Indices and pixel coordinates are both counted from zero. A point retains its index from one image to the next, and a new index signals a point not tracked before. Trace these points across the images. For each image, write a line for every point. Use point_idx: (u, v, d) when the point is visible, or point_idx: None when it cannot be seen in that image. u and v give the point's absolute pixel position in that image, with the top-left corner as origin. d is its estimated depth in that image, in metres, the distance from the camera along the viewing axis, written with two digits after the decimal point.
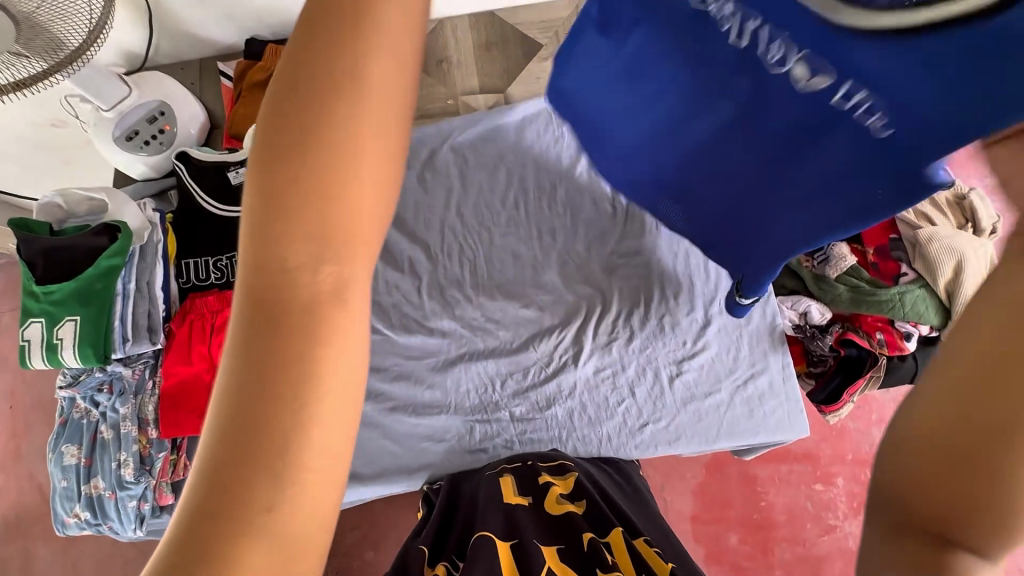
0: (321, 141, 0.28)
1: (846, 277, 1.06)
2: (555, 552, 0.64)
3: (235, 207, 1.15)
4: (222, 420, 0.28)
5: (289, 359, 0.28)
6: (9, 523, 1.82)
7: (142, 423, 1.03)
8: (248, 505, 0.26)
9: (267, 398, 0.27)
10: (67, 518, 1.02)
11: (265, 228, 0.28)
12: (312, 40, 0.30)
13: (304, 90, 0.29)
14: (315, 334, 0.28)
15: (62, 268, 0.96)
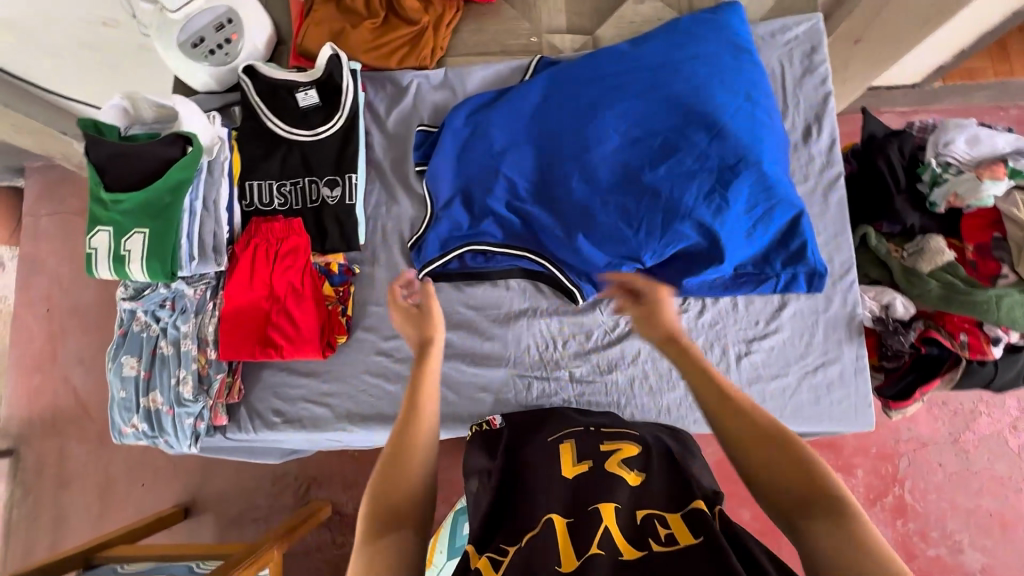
0: (395, 467, 0.71)
1: (941, 273, 1.00)
2: (611, 515, 0.67)
3: (304, 131, 1.09)
4: (372, 523, 0.66)
5: (400, 500, 0.68)
6: (47, 421, 1.95)
7: (201, 343, 1.02)
8: (385, 528, 0.65)
9: (394, 476, 0.70)
10: (125, 427, 1.03)
11: (389, 498, 0.68)
12: (397, 454, 0.73)
13: (399, 458, 0.72)
14: (410, 462, 0.72)
15: (131, 177, 0.91)
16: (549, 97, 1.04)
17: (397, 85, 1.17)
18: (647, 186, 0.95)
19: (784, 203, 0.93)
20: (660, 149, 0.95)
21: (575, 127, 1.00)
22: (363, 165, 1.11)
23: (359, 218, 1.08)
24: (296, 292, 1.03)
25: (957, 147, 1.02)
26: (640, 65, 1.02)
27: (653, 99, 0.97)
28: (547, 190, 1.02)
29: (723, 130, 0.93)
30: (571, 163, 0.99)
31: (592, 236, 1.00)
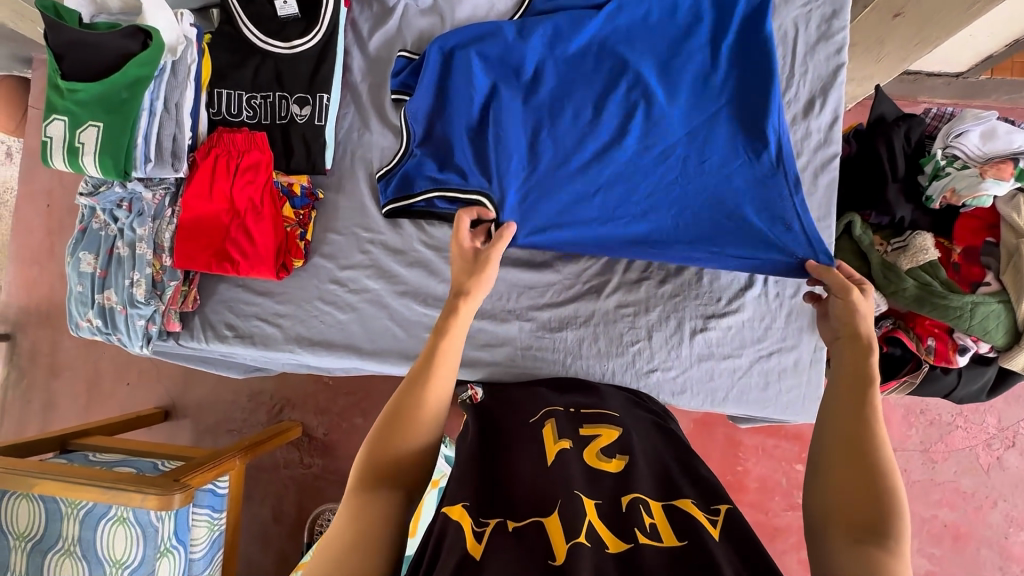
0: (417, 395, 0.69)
1: (919, 272, 0.94)
2: (592, 507, 0.67)
3: (279, 43, 1.05)
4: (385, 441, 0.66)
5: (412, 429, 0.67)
6: (42, 312, 2.02)
7: (157, 249, 1.03)
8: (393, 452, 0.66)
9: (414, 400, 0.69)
10: (81, 321, 1.05)
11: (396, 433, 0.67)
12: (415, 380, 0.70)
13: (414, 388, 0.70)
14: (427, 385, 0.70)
15: (86, 66, 0.89)
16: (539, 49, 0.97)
17: (383, 5, 1.10)
18: (621, 166, 0.96)
19: (746, 211, 0.92)
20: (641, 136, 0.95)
21: (566, 90, 0.96)
22: (338, 87, 1.07)
23: (327, 141, 1.05)
24: (254, 209, 1.02)
25: (968, 138, 0.93)
26: (640, 26, 0.95)
27: (649, 76, 0.95)
28: (519, 158, 0.97)
29: (706, 124, 0.94)
30: (552, 129, 0.96)
31: (551, 208, 0.97)
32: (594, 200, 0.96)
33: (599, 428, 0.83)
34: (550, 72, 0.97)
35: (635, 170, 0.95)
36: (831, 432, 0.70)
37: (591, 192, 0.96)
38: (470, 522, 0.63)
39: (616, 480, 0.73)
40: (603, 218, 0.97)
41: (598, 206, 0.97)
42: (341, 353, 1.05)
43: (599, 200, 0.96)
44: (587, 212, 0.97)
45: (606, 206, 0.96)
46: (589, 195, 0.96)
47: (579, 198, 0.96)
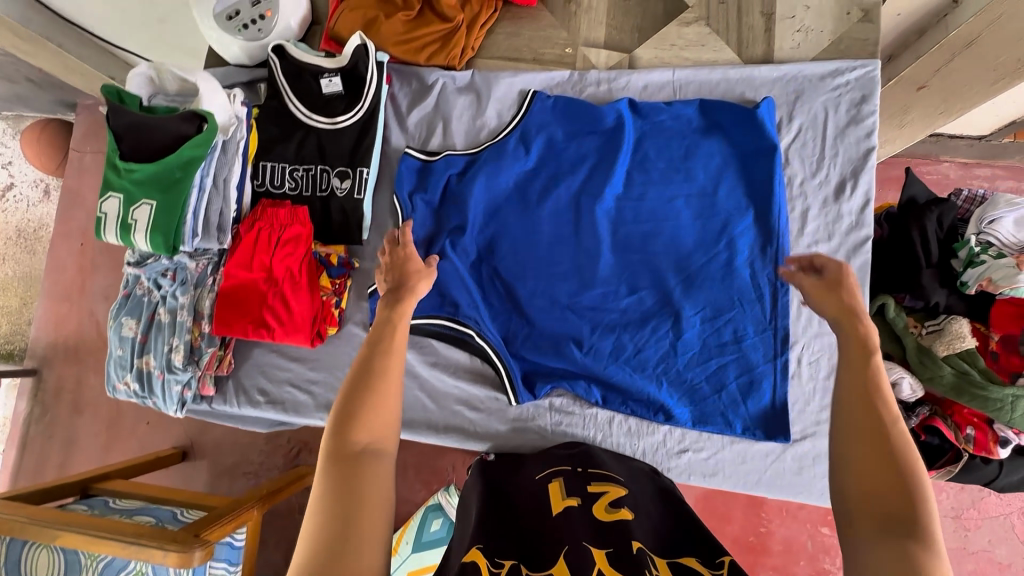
0: (379, 365, 0.72)
1: (957, 360, 0.93)
2: (602, 556, 0.62)
3: (322, 118, 1.09)
4: (340, 426, 0.66)
5: (369, 407, 0.68)
6: (70, 347, 2.06)
7: (197, 315, 1.06)
8: (351, 445, 0.65)
9: (374, 365, 0.72)
10: (118, 383, 1.07)
11: (354, 411, 0.67)
12: (376, 352, 0.73)
13: (369, 367, 0.72)
14: (386, 351, 0.74)
15: (143, 147, 0.92)
16: (550, 169, 1.07)
17: (422, 83, 1.14)
18: (613, 278, 1.04)
19: (753, 331, 1.01)
20: (636, 261, 1.04)
21: (570, 209, 1.06)
22: (376, 160, 1.10)
23: (365, 213, 1.08)
24: (292, 279, 1.05)
25: (1002, 225, 0.95)
26: (653, 160, 1.06)
27: (650, 204, 1.05)
28: (518, 267, 1.05)
29: (695, 253, 1.03)
30: (551, 243, 1.05)
31: (558, 325, 1.04)
32: (610, 306, 1.04)
33: (606, 486, 0.81)
34: (557, 188, 1.06)
35: (654, 283, 1.04)
36: (850, 438, 0.64)
37: (607, 300, 1.04)
38: (486, 562, 0.61)
39: (631, 531, 0.69)
40: (619, 326, 1.04)
41: (613, 313, 1.04)
42: None
43: (616, 307, 1.04)
44: (603, 318, 1.04)
45: (619, 314, 1.04)
46: (608, 300, 1.04)
47: (595, 306, 1.04)
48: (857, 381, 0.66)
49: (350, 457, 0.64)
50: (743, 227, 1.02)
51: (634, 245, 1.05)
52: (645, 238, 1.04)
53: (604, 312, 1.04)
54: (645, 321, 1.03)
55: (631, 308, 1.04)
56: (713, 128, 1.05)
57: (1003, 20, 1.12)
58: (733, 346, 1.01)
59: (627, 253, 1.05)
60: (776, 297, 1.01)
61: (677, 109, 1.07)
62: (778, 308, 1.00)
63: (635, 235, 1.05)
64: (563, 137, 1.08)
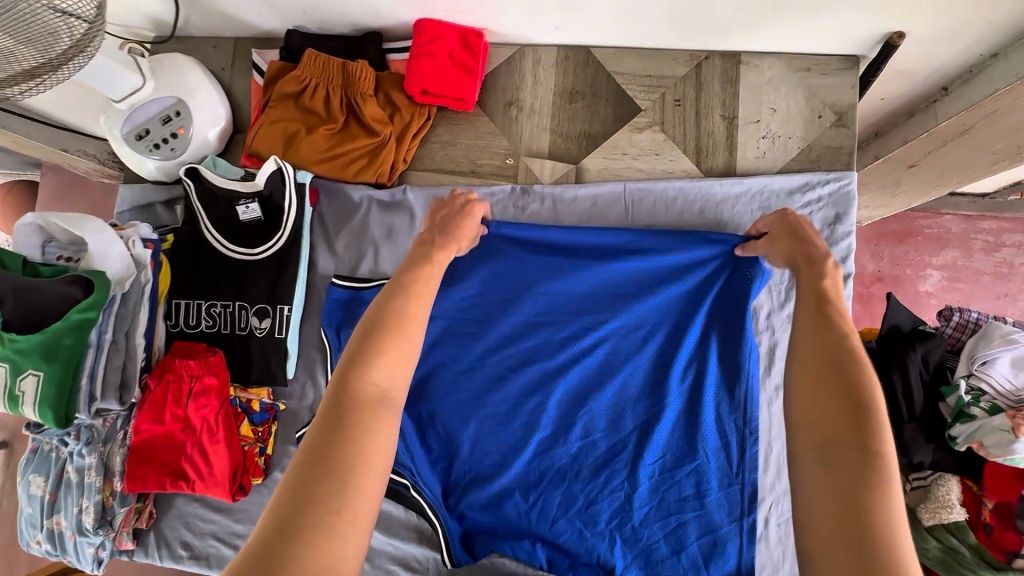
0: (404, 310, 0.63)
1: (944, 533, 0.83)
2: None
3: (239, 248, 1.00)
4: (346, 365, 0.57)
5: (385, 359, 0.58)
6: None
7: (109, 471, 0.97)
8: (353, 387, 0.55)
9: (398, 311, 0.62)
10: (30, 541, 1.00)
11: (360, 355, 0.58)
12: (398, 295, 0.64)
13: (389, 313, 0.62)
14: (413, 297, 0.64)
15: (26, 312, 0.83)
16: (488, 304, 0.91)
17: (349, 201, 1.05)
18: (554, 433, 0.88)
19: (722, 495, 0.85)
20: (585, 405, 0.87)
21: (507, 352, 0.90)
22: (301, 294, 1.01)
23: (289, 355, 0.99)
24: (208, 432, 0.96)
25: (996, 370, 0.83)
26: (608, 281, 0.89)
27: (596, 347, 0.88)
28: (448, 422, 0.90)
29: (650, 408, 0.86)
30: (482, 394, 0.90)
31: (496, 484, 0.88)
32: (553, 461, 0.87)
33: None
34: (496, 325, 0.91)
35: (608, 431, 0.86)
36: (808, 388, 0.58)
37: (552, 453, 0.86)
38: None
39: None
40: (566, 487, 0.87)
41: (561, 467, 0.87)
42: None
43: (562, 464, 0.87)
44: (545, 474, 0.87)
45: (565, 470, 0.87)
46: (553, 453, 0.86)
47: (538, 462, 0.87)
48: (823, 341, 0.61)
49: (359, 401, 0.54)
50: (702, 376, 0.85)
51: (583, 382, 0.88)
52: (598, 377, 0.87)
53: (548, 467, 0.87)
54: (597, 478, 0.87)
55: (580, 464, 0.87)
56: (674, 263, 0.86)
57: (998, 116, 0.99)
58: (700, 510, 0.85)
59: (575, 396, 0.87)
60: (745, 447, 0.85)
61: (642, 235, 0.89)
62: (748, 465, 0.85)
63: (585, 375, 0.88)
64: (507, 269, 0.91)
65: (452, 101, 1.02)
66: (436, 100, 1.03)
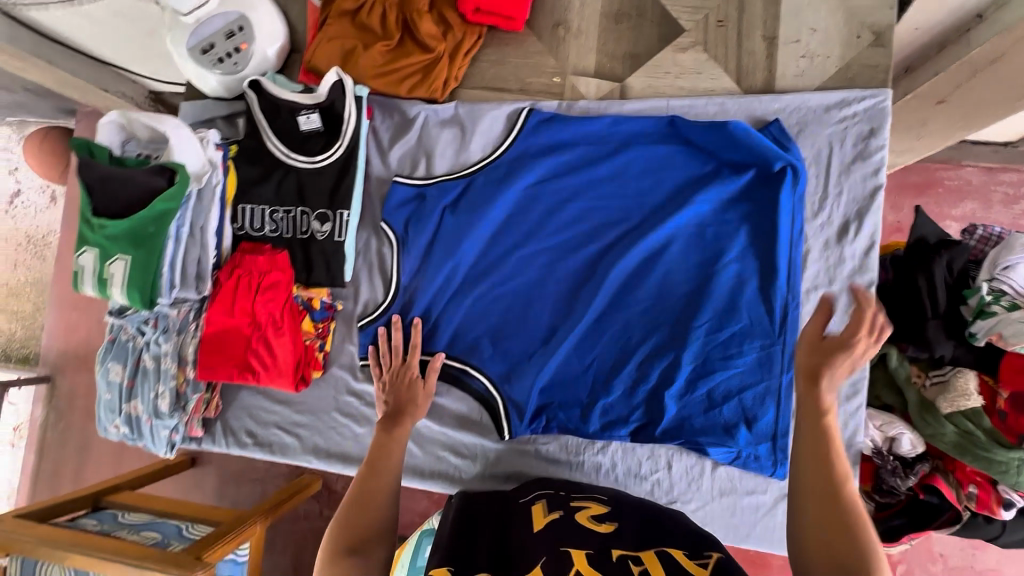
0: (377, 475, 0.83)
1: (961, 419, 0.89)
2: (580, 557, 0.69)
3: (301, 156, 1.06)
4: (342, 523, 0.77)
5: (370, 513, 0.79)
6: (84, 355, 2.10)
7: (182, 361, 1.05)
8: (345, 537, 0.76)
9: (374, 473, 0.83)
10: (109, 426, 1.09)
11: (352, 510, 0.79)
12: (372, 470, 0.85)
13: (369, 479, 0.83)
14: (386, 464, 0.86)
15: (115, 201, 0.90)
16: (552, 195, 1.08)
17: (404, 116, 1.11)
18: (614, 308, 1.05)
19: (749, 369, 0.99)
20: (630, 290, 1.05)
21: (571, 235, 1.08)
22: (358, 201, 1.07)
23: (346, 256, 1.06)
24: (275, 325, 1.03)
25: (1016, 273, 0.86)
26: (647, 192, 1.06)
27: (651, 232, 1.04)
28: (515, 296, 1.08)
29: (699, 289, 1.02)
30: (551, 272, 1.08)
31: (554, 361, 1.04)
32: (602, 335, 1.05)
33: (589, 502, 0.87)
34: (558, 212, 1.08)
35: (648, 310, 1.04)
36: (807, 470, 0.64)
37: (602, 329, 1.05)
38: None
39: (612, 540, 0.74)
40: (614, 360, 1.03)
41: (614, 346, 1.04)
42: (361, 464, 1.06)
43: (612, 341, 1.04)
44: (596, 350, 1.04)
45: (614, 345, 1.04)
46: (602, 331, 1.05)
47: (589, 338, 1.05)
48: (821, 470, 0.63)
49: (348, 550, 0.75)
50: (743, 261, 1.01)
51: (628, 274, 1.05)
52: (635, 267, 1.05)
53: (598, 343, 1.04)
54: (639, 354, 1.03)
55: (625, 339, 1.04)
56: (712, 161, 1.03)
57: None
58: (732, 385, 0.99)
59: (623, 285, 1.05)
60: (785, 318, 0.98)
61: (685, 131, 1.03)
62: (784, 337, 0.98)
63: (626, 269, 1.05)
64: (563, 163, 1.08)
65: (502, 20, 1.06)
66: (486, 20, 1.07)
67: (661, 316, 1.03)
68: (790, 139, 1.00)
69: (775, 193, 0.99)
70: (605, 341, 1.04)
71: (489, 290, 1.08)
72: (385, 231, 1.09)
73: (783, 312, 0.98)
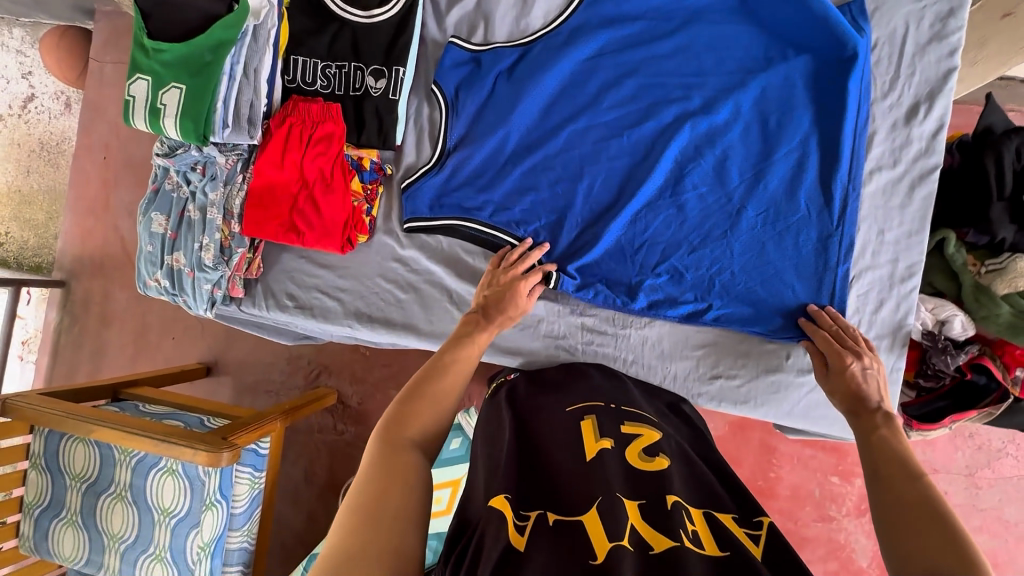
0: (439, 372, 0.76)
1: (1017, 297, 0.88)
2: (634, 508, 0.62)
3: (357, 10, 1.02)
4: (396, 414, 0.69)
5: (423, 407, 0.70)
6: (94, 262, 2.02)
7: (227, 215, 1.04)
8: (396, 429, 0.67)
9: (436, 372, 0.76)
10: (149, 280, 1.07)
11: (409, 402, 0.70)
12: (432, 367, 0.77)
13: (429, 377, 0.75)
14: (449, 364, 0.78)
15: (173, 26, 0.88)
16: (610, 70, 1.02)
17: None
18: (668, 190, 1.01)
19: (804, 253, 0.97)
20: (687, 172, 1.00)
21: (628, 113, 1.02)
22: (413, 61, 1.04)
23: (399, 116, 1.03)
24: (324, 181, 1.01)
25: None
26: (713, 69, 1.00)
27: (712, 114, 0.99)
28: (565, 174, 1.03)
29: (759, 176, 0.98)
30: (603, 151, 1.02)
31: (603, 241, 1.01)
32: (652, 217, 1.01)
33: (642, 429, 0.79)
34: (615, 87, 1.02)
35: (705, 194, 1.00)
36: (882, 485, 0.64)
37: (653, 211, 1.01)
38: (511, 513, 0.59)
39: (669, 482, 0.67)
40: (663, 243, 1.00)
41: (665, 229, 1.01)
42: (401, 332, 1.05)
43: (662, 225, 1.01)
44: (646, 232, 1.01)
45: (664, 230, 1.01)
46: (652, 214, 1.01)
47: (639, 220, 1.01)
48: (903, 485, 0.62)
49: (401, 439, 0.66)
50: (806, 146, 0.97)
51: (685, 158, 1.00)
52: (693, 151, 1.00)
53: (647, 226, 1.01)
54: (687, 239, 1.00)
55: (675, 222, 1.00)
56: (782, 40, 0.98)
57: None
58: (786, 268, 0.97)
59: (680, 168, 1.00)
60: (845, 205, 0.95)
61: (757, 8, 0.98)
62: (844, 222, 0.96)
63: (685, 152, 1.00)
64: (624, 38, 1.02)
65: None
66: None
67: (715, 200, 0.99)
68: (868, 18, 0.96)
69: (849, 73, 0.94)
70: (654, 225, 1.01)
71: (537, 166, 1.03)
72: (435, 94, 1.05)
73: (842, 200, 0.95)
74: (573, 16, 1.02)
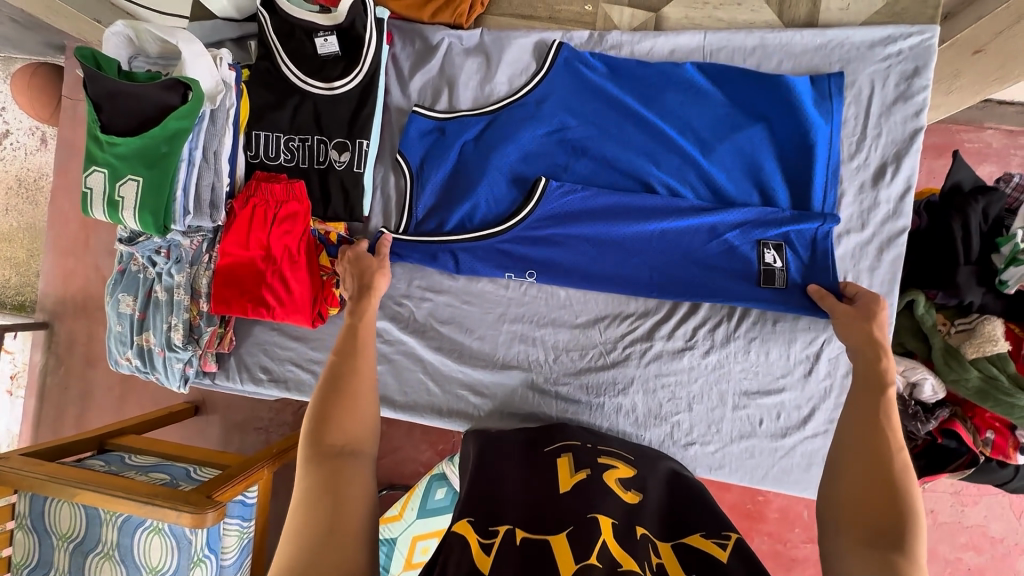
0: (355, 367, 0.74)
1: (986, 363, 0.89)
2: (608, 528, 0.62)
3: (318, 82, 1.00)
4: (316, 426, 0.67)
5: (342, 418, 0.68)
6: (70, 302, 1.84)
7: (194, 293, 1.03)
8: (324, 449, 0.65)
9: (346, 366, 0.74)
10: (120, 358, 1.06)
11: (329, 411, 0.68)
12: (343, 363, 0.75)
13: (341, 378, 0.72)
14: (358, 358, 0.75)
15: (125, 118, 0.86)
16: (575, 137, 0.99)
17: (426, 43, 1.06)
18: (637, 276, 0.98)
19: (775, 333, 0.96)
20: (653, 248, 0.97)
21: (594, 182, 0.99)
22: (377, 130, 1.03)
23: (365, 188, 1.02)
24: (290, 257, 1.00)
25: None
26: (680, 133, 0.97)
27: (679, 214, 0.95)
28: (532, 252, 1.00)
29: (726, 265, 0.96)
30: (565, 227, 0.98)
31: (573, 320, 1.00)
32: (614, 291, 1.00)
33: (617, 462, 0.81)
34: (581, 156, 0.99)
35: (673, 271, 0.97)
36: (854, 485, 0.63)
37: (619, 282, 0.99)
38: (475, 534, 0.58)
39: (640, 516, 0.67)
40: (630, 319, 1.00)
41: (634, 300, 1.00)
42: None
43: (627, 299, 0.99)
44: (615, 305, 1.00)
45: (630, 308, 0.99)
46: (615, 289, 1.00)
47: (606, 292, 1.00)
48: (880, 492, 0.62)
49: (329, 457, 0.64)
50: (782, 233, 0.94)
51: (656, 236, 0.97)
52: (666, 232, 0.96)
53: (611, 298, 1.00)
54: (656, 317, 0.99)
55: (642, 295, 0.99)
56: (749, 103, 0.96)
57: None
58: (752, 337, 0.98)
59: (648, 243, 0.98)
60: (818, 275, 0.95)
61: (723, 76, 0.96)
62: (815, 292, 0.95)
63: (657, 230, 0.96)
64: (588, 104, 0.99)
65: None
66: None
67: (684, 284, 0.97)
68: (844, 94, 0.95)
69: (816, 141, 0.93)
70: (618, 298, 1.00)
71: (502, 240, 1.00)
72: (400, 164, 1.03)
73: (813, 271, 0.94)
74: (535, 83, 1.00)
